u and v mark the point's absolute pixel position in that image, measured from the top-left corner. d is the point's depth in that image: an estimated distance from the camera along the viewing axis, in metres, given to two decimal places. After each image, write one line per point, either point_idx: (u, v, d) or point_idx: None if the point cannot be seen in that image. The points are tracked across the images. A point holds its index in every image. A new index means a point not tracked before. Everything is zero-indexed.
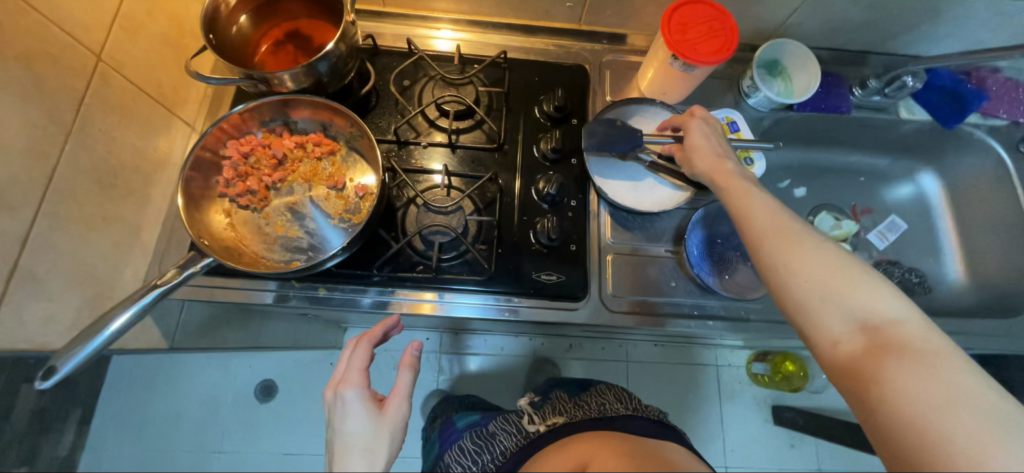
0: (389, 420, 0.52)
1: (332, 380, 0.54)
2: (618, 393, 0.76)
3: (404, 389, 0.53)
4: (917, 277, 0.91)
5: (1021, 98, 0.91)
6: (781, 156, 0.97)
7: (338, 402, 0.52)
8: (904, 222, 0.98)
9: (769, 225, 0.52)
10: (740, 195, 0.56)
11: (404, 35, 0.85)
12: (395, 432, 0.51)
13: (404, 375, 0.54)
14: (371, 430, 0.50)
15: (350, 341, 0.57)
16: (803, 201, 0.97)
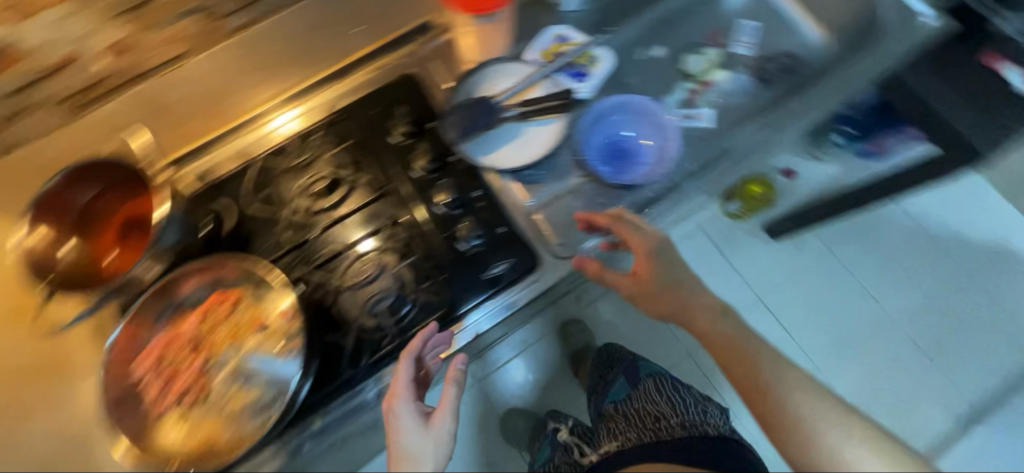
0: (436, 431, 0.64)
1: (386, 392, 0.65)
2: (672, 402, 0.92)
3: (449, 403, 0.65)
4: (788, 58, 0.97)
5: None
6: (625, 34, 0.99)
7: (390, 414, 0.63)
8: (753, 21, 1.03)
9: (762, 390, 0.67)
10: (743, 361, 0.69)
11: (241, 150, 0.78)
12: (441, 436, 0.64)
13: (450, 390, 0.66)
14: (421, 440, 0.63)
15: (402, 359, 0.64)
16: (665, 58, 1.00)
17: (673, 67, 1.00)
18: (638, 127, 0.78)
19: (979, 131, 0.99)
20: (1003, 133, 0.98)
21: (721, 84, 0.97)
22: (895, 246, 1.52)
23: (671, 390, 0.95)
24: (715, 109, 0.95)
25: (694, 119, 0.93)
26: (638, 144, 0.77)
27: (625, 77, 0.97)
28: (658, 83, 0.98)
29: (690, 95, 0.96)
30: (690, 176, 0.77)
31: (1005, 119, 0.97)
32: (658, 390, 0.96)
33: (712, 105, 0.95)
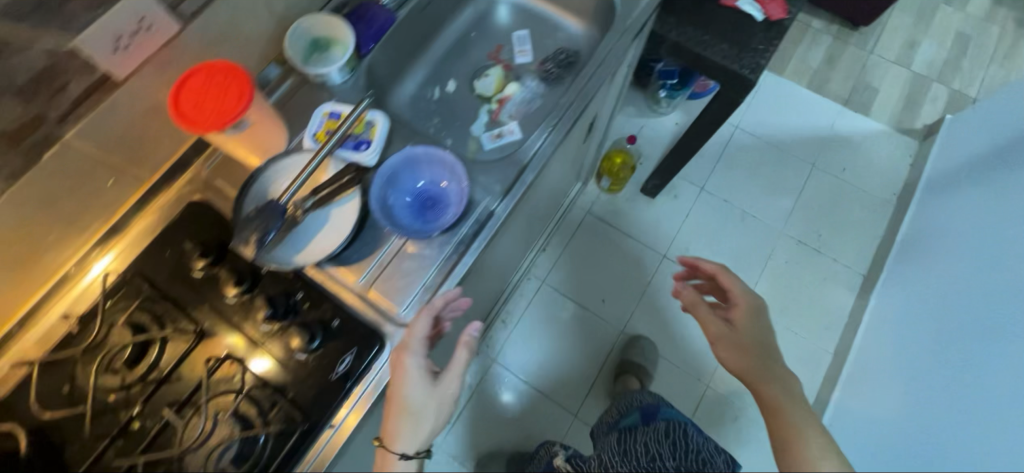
0: (441, 387, 0.71)
1: (395, 340, 0.70)
2: (672, 447, 1.12)
3: (458, 366, 0.73)
4: (563, 55, 1.05)
5: None
6: (413, 82, 1.05)
7: (395, 368, 0.68)
8: (523, 30, 1.10)
9: (772, 401, 0.88)
10: (756, 368, 0.94)
11: (50, 324, 0.71)
12: (441, 402, 0.71)
13: (461, 353, 0.73)
14: (425, 401, 0.70)
15: (421, 316, 0.69)
16: (460, 89, 1.06)
17: (471, 94, 1.05)
18: (437, 174, 0.79)
19: (747, 60, 1.10)
20: (761, 57, 1.11)
21: (515, 96, 1.04)
22: (745, 170, 1.91)
23: (679, 437, 1.14)
24: (520, 120, 1.02)
25: (506, 134, 1.00)
26: (441, 189, 0.79)
27: (428, 118, 1.03)
28: (462, 114, 1.04)
29: (492, 115, 1.03)
30: (500, 199, 0.80)
31: (755, 45, 1.12)
32: (670, 435, 1.15)
33: (513, 117, 1.03)
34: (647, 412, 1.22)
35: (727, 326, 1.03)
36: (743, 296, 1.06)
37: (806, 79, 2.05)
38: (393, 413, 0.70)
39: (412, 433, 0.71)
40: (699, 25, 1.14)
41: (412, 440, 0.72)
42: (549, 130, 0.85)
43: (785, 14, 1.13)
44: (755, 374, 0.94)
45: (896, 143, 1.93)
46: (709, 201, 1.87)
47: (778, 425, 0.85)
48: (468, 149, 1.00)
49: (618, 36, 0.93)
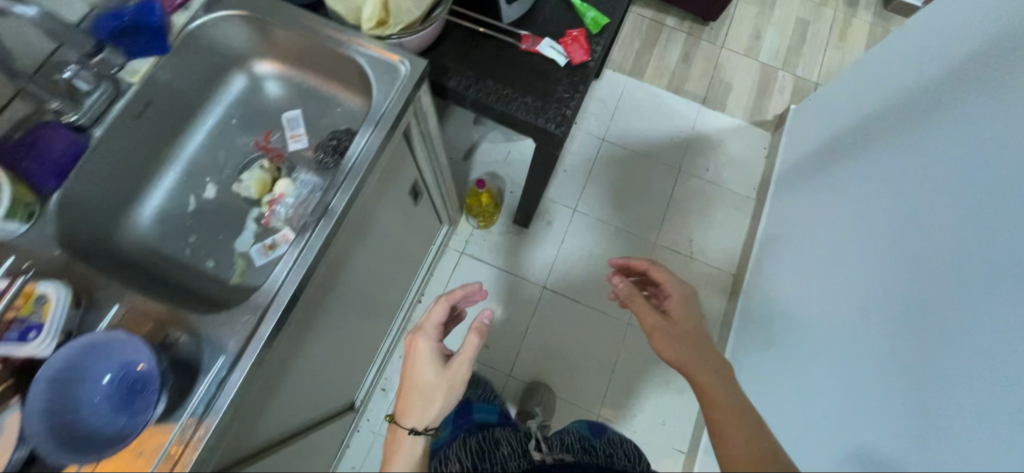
0: (446, 367, 0.91)
1: (415, 328, 0.96)
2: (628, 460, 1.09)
3: (466, 349, 0.91)
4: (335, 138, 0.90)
5: None
6: (153, 196, 0.86)
7: (414, 349, 0.94)
8: (294, 110, 0.95)
9: (701, 333, 0.94)
10: (692, 317, 0.97)
11: None
12: (448, 385, 0.91)
13: (468, 341, 0.91)
14: (434, 382, 0.90)
15: (441, 311, 0.98)
16: (221, 194, 0.89)
17: (234, 197, 0.89)
18: (138, 349, 0.63)
19: (551, 113, 1.02)
20: (567, 107, 1.03)
21: (291, 194, 0.89)
22: (614, 185, 1.88)
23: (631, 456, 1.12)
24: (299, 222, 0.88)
25: (280, 243, 0.86)
26: (140, 371, 0.64)
27: (182, 238, 0.86)
28: (224, 225, 0.87)
29: (262, 222, 0.88)
30: (232, 366, 0.66)
31: (560, 94, 1.04)
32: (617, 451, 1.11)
33: (289, 221, 0.88)
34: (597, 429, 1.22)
35: (660, 316, 0.97)
36: (676, 286, 1.02)
37: (665, 81, 2.04)
38: (410, 385, 0.92)
39: (422, 410, 0.89)
40: (499, 78, 1.04)
41: (423, 412, 0.89)
42: (289, 268, 0.71)
43: (588, 56, 1.05)
44: (699, 367, 0.86)
45: (753, 136, 1.98)
46: (580, 219, 1.84)
47: (737, 432, 0.75)
48: (235, 270, 0.85)
49: (377, 128, 0.80)
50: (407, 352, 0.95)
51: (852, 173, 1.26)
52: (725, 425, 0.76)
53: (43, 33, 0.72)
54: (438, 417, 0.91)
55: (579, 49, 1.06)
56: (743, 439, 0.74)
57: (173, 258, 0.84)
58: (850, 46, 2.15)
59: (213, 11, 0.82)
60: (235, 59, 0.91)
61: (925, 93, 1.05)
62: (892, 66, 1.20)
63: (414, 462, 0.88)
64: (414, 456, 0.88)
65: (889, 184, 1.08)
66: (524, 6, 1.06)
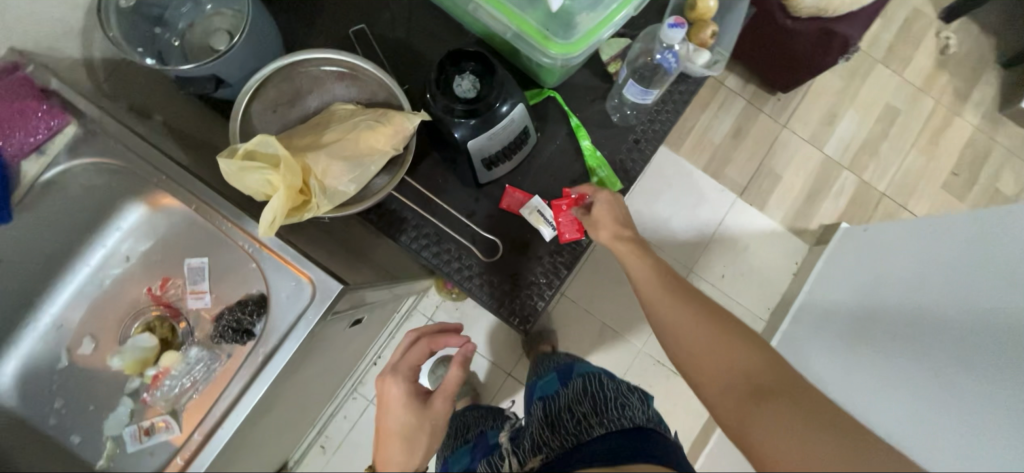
0: (432, 413, 0.61)
1: (380, 371, 0.66)
2: (603, 390, 0.84)
3: (450, 382, 0.63)
4: (240, 314, 0.73)
5: (28, 100, 0.60)
6: (19, 345, 0.73)
7: (384, 392, 0.64)
8: (201, 256, 0.76)
9: (617, 217, 0.74)
10: (607, 203, 0.74)
11: None
12: (434, 428, 0.61)
13: (452, 373, 0.64)
14: (416, 426, 0.60)
15: (417, 339, 0.70)
16: (100, 352, 0.75)
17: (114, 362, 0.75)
18: None
19: (518, 300, 0.83)
20: (540, 296, 0.83)
21: (180, 370, 0.74)
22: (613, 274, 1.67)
23: (606, 384, 0.86)
24: (185, 407, 0.74)
25: (156, 432, 0.72)
26: None
27: (47, 402, 0.73)
28: (98, 394, 0.74)
29: (143, 398, 0.74)
30: None
31: (535, 277, 0.84)
32: (587, 387, 0.85)
33: (175, 402, 0.74)
34: (564, 372, 0.96)
35: (588, 217, 0.75)
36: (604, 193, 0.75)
37: (703, 158, 1.73)
38: (382, 439, 0.60)
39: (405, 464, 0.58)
40: (467, 246, 0.83)
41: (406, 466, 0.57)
42: None
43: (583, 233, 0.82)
44: (629, 257, 0.69)
45: (787, 247, 1.71)
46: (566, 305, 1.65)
47: (688, 339, 0.57)
48: (103, 452, 0.73)
49: (267, 360, 0.63)
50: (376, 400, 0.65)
51: (845, 363, 1.16)
52: (661, 308, 0.61)
53: None
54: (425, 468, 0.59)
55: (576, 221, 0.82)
56: (730, 342, 0.55)
57: (32, 429, 0.72)
58: (939, 152, 1.78)
59: (80, 158, 0.62)
60: (128, 191, 0.72)
61: (947, 339, 0.93)
62: (920, 272, 1.06)
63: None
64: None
65: (915, 328, 1.01)
66: (523, 152, 0.80)
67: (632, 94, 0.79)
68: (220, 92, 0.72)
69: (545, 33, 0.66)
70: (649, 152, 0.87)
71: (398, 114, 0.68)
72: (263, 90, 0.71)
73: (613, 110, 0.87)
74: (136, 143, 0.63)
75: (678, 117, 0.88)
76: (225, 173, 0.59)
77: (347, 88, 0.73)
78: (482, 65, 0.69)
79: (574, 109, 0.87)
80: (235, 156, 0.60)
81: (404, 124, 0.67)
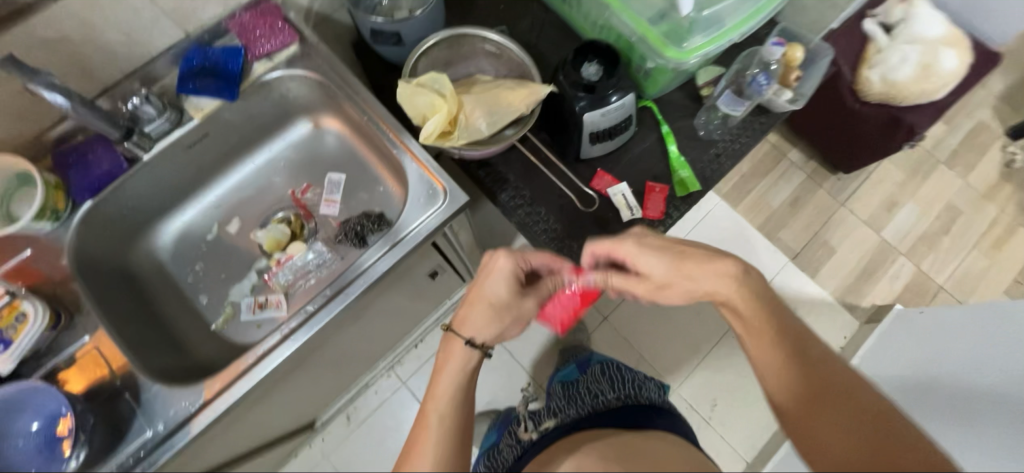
0: (520, 306, 0.75)
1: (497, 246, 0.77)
2: (616, 379, 1.04)
3: (538, 294, 0.77)
4: (363, 221, 0.86)
5: (275, 21, 0.80)
6: (184, 213, 0.88)
7: (490, 264, 0.76)
8: (340, 173, 0.92)
9: (670, 267, 0.67)
10: (644, 258, 0.69)
11: None
12: (518, 313, 0.75)
13: (549, 283, 0.77)
14: (505, 303, 0.74)
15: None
16: (241, 234, 0.89)
17: (250, 243, 0.88)
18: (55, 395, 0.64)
19: None
20: None
21: (301, 260, 0.87)
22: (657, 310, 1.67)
23: (616, 375, 1.06)
24: (297, 292, 0.85)
25: (269, 307, 0.84)
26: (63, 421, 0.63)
27: (191, 263, 0.87)
28: (232, 265, 0.87)
29: (264, 277, 0.86)
30: (157, 445, 0.65)
31: None
32: (604, 375, 1.06)
33: (289, 286, 0.86)
34: (583, 362, 1.25)
35: (636, 276, 0.71)
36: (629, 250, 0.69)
37: (760, 218, 1.81)
38: (474, 299, 0.75)
39: (483, 325, 0.73)
40: (557, 211, 0.94)
41: (482, 330, 0.73)
42: (257, 361, 0.70)
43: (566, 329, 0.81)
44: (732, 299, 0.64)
45: (837, 318, 1.70)
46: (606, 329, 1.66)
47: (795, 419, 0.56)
48: (220, 316, 0.84)
49: (393, 247, 0.75)
50: (482, 264, 0.77)
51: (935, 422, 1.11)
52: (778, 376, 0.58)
53: (144, 69, 0.76)
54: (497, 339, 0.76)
55: (563, 316, 0.80)
56: (844, 431, 0.53)
57: (174, 282, 0.85)
58: (1002, 258, 1.78)
59: (294, 69, 0.81)
60: (305, 109, 0.89)
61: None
62: (977, 353, 1.11)
63: (464, 380, 0.72)
64: (455, 391, 0.71)
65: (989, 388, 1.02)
66: (619, 140, 0.93)
67: (724, 102, 0.96)
68: (393, 49, 0.91)
69: (664, 41, 0.82)
70: (727, 165, 0.98)
71: (533, 83, 0.83)
72: (431, 52, 0.89)
73: (702, 126, 1.00)
74: (336, 65, 0.81)
75: (756, 142, 1.00)
76: (399, 94, 0.76)
77: (492, 62, 0.90)
78: (606, 59, 0.85)
79: (666, 119, 1.00)
80: (410, 84, 0.77)
81: (538, 90, 0.82)
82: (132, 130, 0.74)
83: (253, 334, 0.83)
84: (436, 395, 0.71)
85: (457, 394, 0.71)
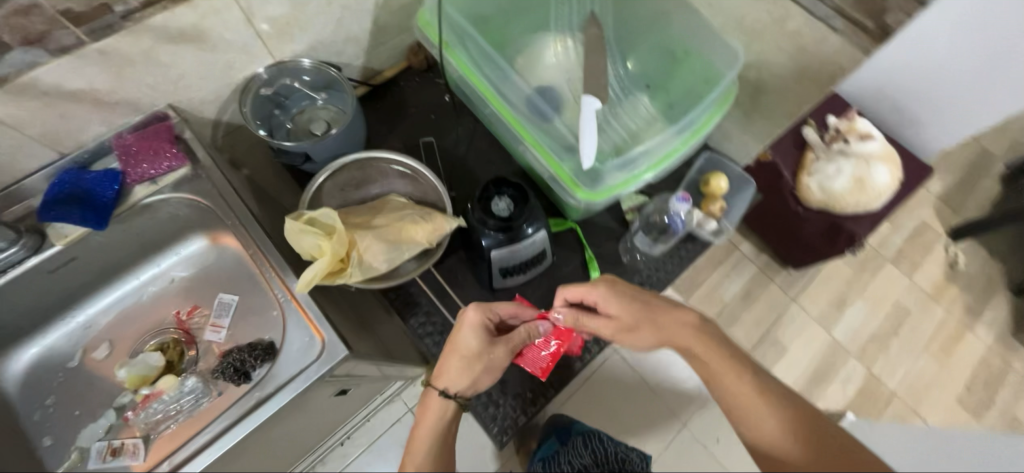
0: (498, 354, 0.70)
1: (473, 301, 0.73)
2: (594, 452, 1.07)
3: (518, 342, 0.72)
4: (244, 354, 0.76)
5: (166, 141, 0.75)
6: (46, 335, 0.80)
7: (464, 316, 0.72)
8: (234, 293, 0.84)
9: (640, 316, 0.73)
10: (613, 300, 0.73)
11: None
12: (491, 366, 0.70)
13: (524, 333, 0.72)
14: (478, 354, 0.69)
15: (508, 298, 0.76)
16: (110, 361, 0.80)
17: (114, 373, 0.79)
18: None
19: (502, 410, 0.90)
20: (522, 411, 0.90)
21: (171, 396, 0.77)
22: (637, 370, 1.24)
23: (597, 444, 1.08)
24: (159, 435, 0.75)
25: (121, 455, 0.72)
26: None
27: (41, 397, 0.77)
28: (89, 400, 0.77)
29: (125, 415, 0.76)
30: None
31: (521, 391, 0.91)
32: (588, 444, 1.07)
33: (152, 428, 0.75)
34: (560, 429, 1.12)
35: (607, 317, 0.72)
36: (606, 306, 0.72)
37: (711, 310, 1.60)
38: (448, 351, 0.71)
39: (458, 375, 0.69)
40: None
41: (457, 379, 0.68)
42: None
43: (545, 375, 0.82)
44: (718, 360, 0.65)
45: None
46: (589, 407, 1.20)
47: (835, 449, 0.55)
48: (66, 462, 0.73)
49: (253, 406, 0.67)
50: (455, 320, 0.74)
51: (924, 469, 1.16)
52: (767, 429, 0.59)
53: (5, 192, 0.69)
54: (473, 393, 0.71)
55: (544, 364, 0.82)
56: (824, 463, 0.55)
57: (17, 418, 0.75)
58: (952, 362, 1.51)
59: (180, 193, 0.76)
60: (198, 226, 0.83)
61: None
62: None
63: (439, 432, 0.67)
64: (432, 446, 0.66)
65: None
66: (536, 269, 0.89)
67: (641, 242, 0.97)
68: (304, 166, 0.86)
69: (575, 181, 0.80)
70: (651, 294, 0.96)
71: (441, 215, 0.79)
72: (340, 173, 0.85)
73: (625, 251, 0.98)
74: (230, 192, 0.76)
75: (682, 270, 0.98)
76: (286, 229, 0.71)
77: (405, 184, 0.87)
78: (518, 191, 0.82)
79: (590, 242, 0.97)
80: (300, 219, 0.73)
81: (444, 224, 0.78)
82: None
83: None
84: (415, 447, 0.66)
85: (434, 444, 0.66)
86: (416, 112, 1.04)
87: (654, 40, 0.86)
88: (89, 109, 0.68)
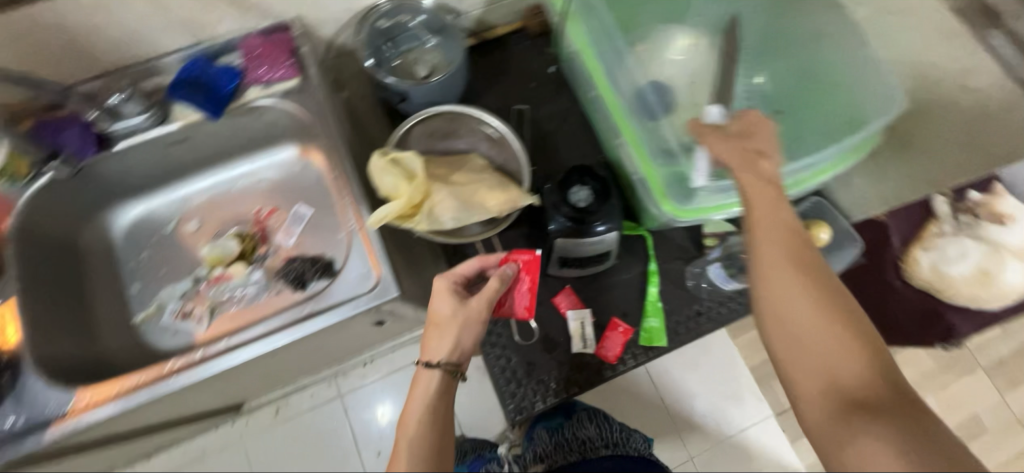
0: (473, 307, 0.67)
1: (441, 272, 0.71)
2: (599, 427, 1.03)
3: (488, 289, 0.68)
4: (306, 265, 0.82)
5: (284, 50, 0.78)
6: (151, 198, 0.89)
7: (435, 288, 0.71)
8: (310, 207, 0.89)
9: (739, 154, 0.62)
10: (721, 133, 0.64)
11: None
12: (471, 321, 0.67)
13: (490, 284, 0.69)
14: (454, 318, 0.66)
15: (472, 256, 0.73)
16: (196, 236, 0.88)
17: (197, 247, 0.88)
18: None
19: (524, 391, 0.85)
20: (543, 398, 0.85)
21: (238, 282, 0.85)
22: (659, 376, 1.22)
23: (602, 420, 1.04)
24: (222, 311, 0.84)
25: (190, 319, 0.83)
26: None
27: (138, 249, 0.87)
28: (174, 264, 0.86)
29: (200, 286, 0.85)
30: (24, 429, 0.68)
31: (546, 379, 0.86)
32: (592, 418, 1.04)
33: (218, 302, 0.84)
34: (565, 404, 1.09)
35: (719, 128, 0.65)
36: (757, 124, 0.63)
37: None
38: (428, 326, 0.68)
39: (442, 344, 0.66)
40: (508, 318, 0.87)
41: (441, 348, 0.65)
42: (147, 382, 0.70)
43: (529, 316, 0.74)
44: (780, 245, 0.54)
45: None
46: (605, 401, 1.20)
47: (933, 433, 0.45)
48: (146, 310, 0.84)
49: (305, 316, 0.73)
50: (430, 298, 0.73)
51: None
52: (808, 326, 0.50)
53: (146, 66, 0.77)
54: (463, 356, 0.67)
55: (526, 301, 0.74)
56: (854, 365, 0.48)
57: (118, 262, 0.86)
58: None
59: (287, 103, 0.80)
60: (294, 136, 0.88)
61: None
62: None
63: (434, 399, 0.63)
64: (427, 411, 0.62)
65: None
66: (595, 267, 0.87)
67: (715, 275, 0.90)
68: (400, 105, 0.87)
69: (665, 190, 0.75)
70: (706, 328, 0.89)
71: (516, 188, 0.78)
72: (432, 120, 0.85)
73: (692, 275, 0.91)
74: (326, 114, 0.80)
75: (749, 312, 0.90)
76: (371, 166, 0.75)
77: (490, 147, 0.86)
78: (601, 184, 0.78)
79: (657, 256, 0.92)
80: (385, 157, 0.75)
81: (518, 198, 0.76)
82: (115, 118, 0.76)
83: (168, 340, 0.82)
84: (406, 420, 0.62)
85: (426, 414, 0.61)
86: (517, 77, 1.01)
87: (798, 57, 0.76)
88: (227, 6, 0.73)
